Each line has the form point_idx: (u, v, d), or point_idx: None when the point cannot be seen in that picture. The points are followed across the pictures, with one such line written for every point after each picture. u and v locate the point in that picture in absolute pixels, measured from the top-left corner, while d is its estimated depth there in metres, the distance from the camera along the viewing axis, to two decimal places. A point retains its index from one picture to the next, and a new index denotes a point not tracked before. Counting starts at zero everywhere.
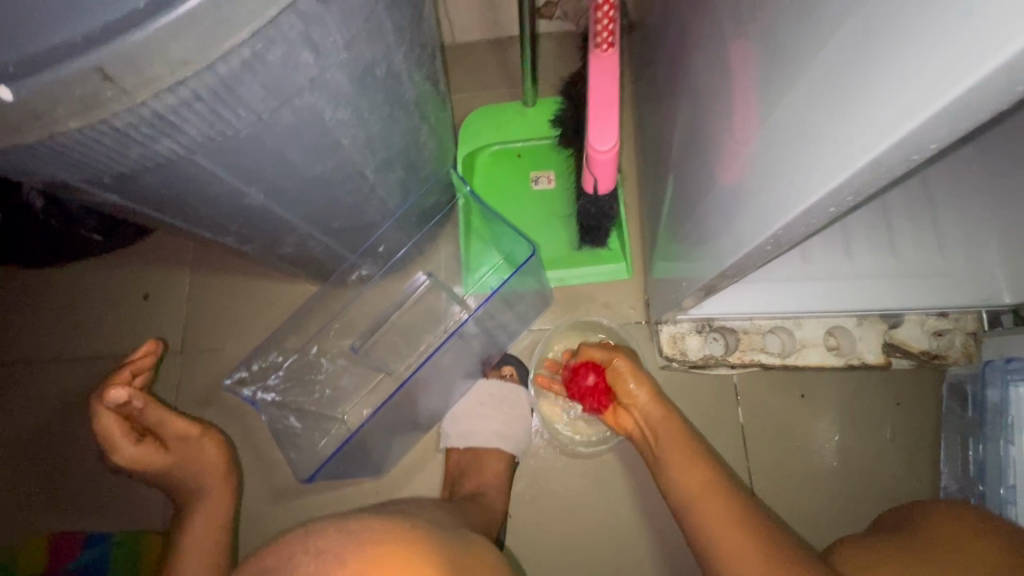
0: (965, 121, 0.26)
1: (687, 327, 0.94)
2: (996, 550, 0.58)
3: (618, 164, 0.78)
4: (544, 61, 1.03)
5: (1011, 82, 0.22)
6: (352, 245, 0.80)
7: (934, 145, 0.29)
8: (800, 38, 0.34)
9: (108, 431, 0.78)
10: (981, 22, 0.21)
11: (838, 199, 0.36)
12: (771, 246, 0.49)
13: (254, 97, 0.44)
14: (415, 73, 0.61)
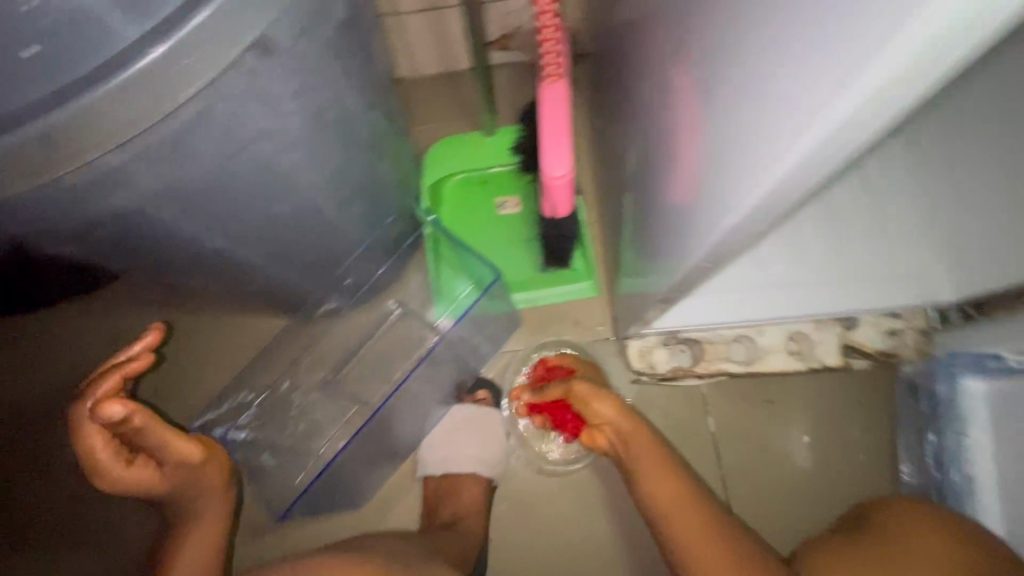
0: (859, 133, 0.29)
1: (654, 341, 0.97)
2: (942, 546, 0.61)
3: (574, 187, 0.81)
4: (502, 90, 1.06)
5: (916, 68, 0.24)
6: (319, 280, 0.82)
7: (838, 156, 0.32)
8: (726, 55, 0.36)
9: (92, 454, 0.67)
10: (883, 11, 0.23)
11: (768, 203, 0.37)
12: (710, 262, 0.52)
13: (208, 146, 0.46)
14: (370, 112, 0.64)
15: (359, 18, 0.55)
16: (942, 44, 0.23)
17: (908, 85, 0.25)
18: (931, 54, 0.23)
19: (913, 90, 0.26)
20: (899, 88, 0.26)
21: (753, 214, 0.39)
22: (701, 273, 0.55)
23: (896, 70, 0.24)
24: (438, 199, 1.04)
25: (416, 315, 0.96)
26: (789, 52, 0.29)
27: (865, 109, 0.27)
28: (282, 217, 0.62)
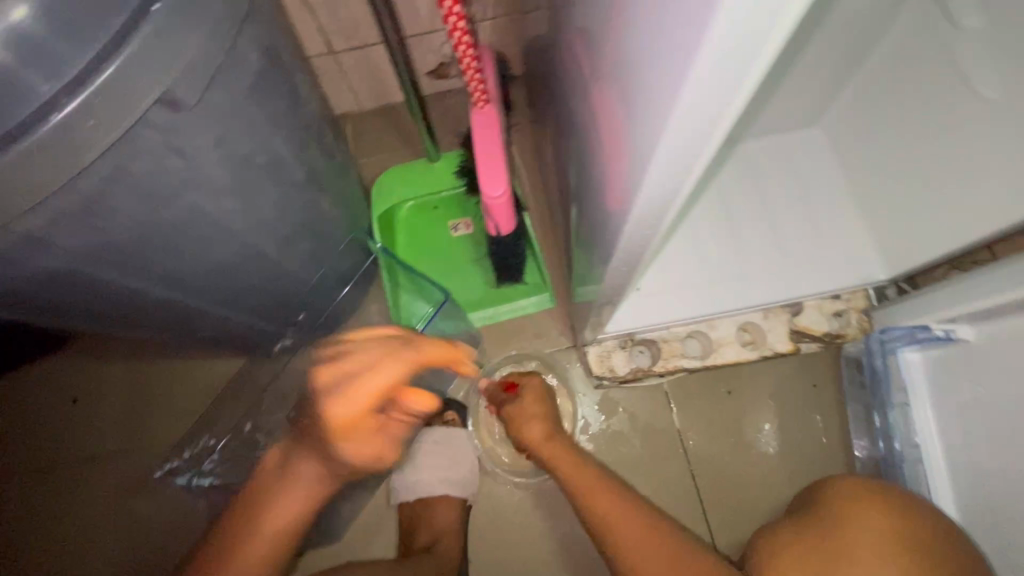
0: (708, 140, 0.30)
1: (612, 345, 0.98)
2: (887, 531, 0.66)
3: (514, 206, 0.84)
4: (444, 117, 1.09)
5: (730, 76, 0.25)
6: (272, 318, 0.82)
7: (700, 163, 0.33)
8: (621, 58, 0.38)
9: (347, 396, 0.68)
10: (688, 22, 0.24)
11: (657, 203, 0.38)
12: (628, 268, 0.54)
13: (127, 202, 0.48)
14: (304, 152, 0.66)
15: (280, 66, 0.57)
16: (745, 59, 0.24)
17: (730, 95, 0.27)
18: (738, 68, 0.25)
19: (738, 99, 0.27)
20: (724, 99, 0.27)
21: (648, 219, 0.41)
22: (626, 277, 0.57)
23: (713, 83, 0.26)
24: (387, 226, 1.04)
25: None
26: (650, 65, 0.31)
27: (701, 119, 0.28)
28: (222, 262, 0.63)
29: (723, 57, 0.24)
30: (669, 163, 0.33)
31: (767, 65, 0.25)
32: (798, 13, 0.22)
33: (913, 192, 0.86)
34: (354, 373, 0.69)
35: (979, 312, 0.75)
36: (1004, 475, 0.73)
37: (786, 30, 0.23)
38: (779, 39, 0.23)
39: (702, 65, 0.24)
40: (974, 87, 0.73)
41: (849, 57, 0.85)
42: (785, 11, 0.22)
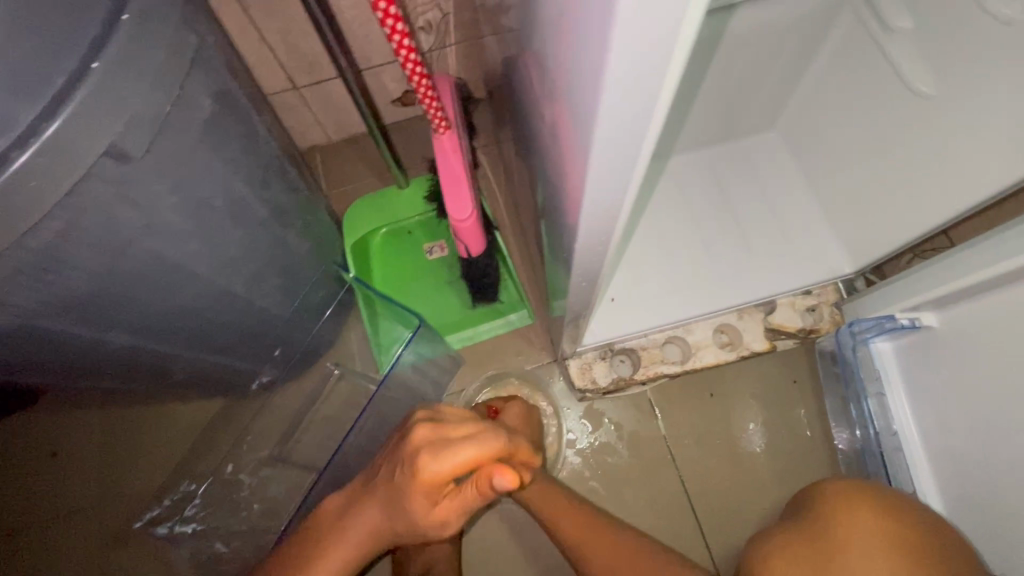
0: (633, 163, 0.31)
1: (592, 356, 0.98)
2: (872, 525, 0.67)
3: (482, 227, 0.85)
4: (411, 144, 1.11)
5: (641, 98, 0.25)
6: (247, 357, 0.82)
7: (631, 184, 0.34)
8: (558, 79, 0.38)
9: (444, 462, 0.55)
10: (595, 48, 0.25)
11: (602, 218, 0.38)
12: (588, 283, 0.55)
13: (81, 254, 0.48)
14: (265, 192, 0.67)
15: (236, 111, 0.58)
16: (648, 90, 0.25)
17: (642, 123, 0.27)
18: (641, 97, 0.25)
19: (652, 126, 0.28)
20: (636, 126, 0.28)
21: (595, 237, 0.42)
22: (589, 292, 0.58)
23: (622, 113, 0.26)
24: (359, 252, 1.04)
25: (354, 372, 0.96)
26: (578, 90, 0.31)
27: (621, 145, 0.29)
28: (189, 305, 0.63)
29: (624, 90, 0.25)
30: (604, 181, 0.33)
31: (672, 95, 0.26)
32: (692, 35, 0.22)
33: (868, 187, 0.88)
34: (454, 440, 0.57)
35: (941, 299, 0.76)
36: (978, 458, 0.75)
37: (681, 62, 0.24)
38: (675, 72, 0.24)
39: (610, 91, 0.25)
40: (908, 85, 0.76)
41: (793, 66, 0.88)
42: (674, 47, 0.23)
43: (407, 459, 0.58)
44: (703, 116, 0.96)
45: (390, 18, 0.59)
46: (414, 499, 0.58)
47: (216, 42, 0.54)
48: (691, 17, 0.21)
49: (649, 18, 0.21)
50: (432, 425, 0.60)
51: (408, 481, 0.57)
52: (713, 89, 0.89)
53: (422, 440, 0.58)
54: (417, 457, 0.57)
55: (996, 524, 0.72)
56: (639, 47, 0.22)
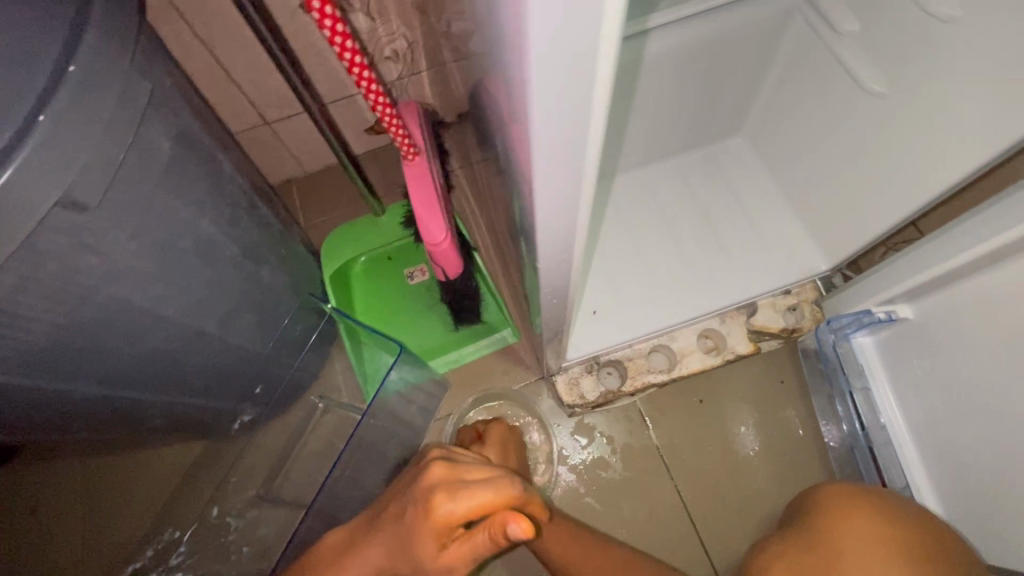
0: (581, 174, 0.31)
1: (579, 370, 0.98)
2: (869, 527, 0.67)
3: (459, 249, 0.86)
4: (385, 171, 1.12)
5: (571, 117, 0.26)
6: (226, 397, 0.80)
7: (584, 195, 0.34)
8: (502, 101, 0.38)
9: (459, 503, 0.53)
10: (517, 67, 0.25)
11: (557, 233, 0.38)
12: (558, 300, 0.55)
13: (39, 305, 0.48)
14: (234, 229, 0.67)
15: (199, 151, 0.58)
16: (580, 104, 0.25)
17: (583, 135, 0.27)
18: (575, 111, 0.25)
19: (592, 137, 0.28)
20: (577, 139, 0.27)
21: (558, 252, 0.42)
22: (561, 307, 0.58)
23: (559, 129, 0.26)
24: (340, 282, 1.03)
25: (339, 403, 0.94)
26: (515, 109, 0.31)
27: (565, 158, 0.29)
28: (160, 349, 0.62)
29: (554, 107, 0.25)
30: (551, 198, 0.33)
31: (606, 104, 0.26)
32: (610, 54, 0.22)
33: (834, 185, 0.90)
34: (470, 482, 0.55)
35: (914, 290, 0.77)
36: (964, 445, 0.75)
37: (608, 74, 0.24)
38: (605, 82, 0.24)
39: (537, 112, 0.25)
40: (860, 83, 0.78)
41: (749, 74, 0.90)
42: (598, 58, 0.22)
43: (420, 498, 0.56)
44: (666, 127, 0.97)
45: (346, 51, 0.60)
46: (422, 542, 0.54)
47: (175, 85, 0.55)
48: (609, 28, 0.21)
49: (563, 36, 0.21)
50: (447, 465, 0.58)
51: (419, 521, 0.54)
52: (672, 102, 0.91)
53: (437, 478, 0.57)
54: (432, 495, 0.55)
55: (992, 510, 0.72)
56: (563, 62, 0.22)
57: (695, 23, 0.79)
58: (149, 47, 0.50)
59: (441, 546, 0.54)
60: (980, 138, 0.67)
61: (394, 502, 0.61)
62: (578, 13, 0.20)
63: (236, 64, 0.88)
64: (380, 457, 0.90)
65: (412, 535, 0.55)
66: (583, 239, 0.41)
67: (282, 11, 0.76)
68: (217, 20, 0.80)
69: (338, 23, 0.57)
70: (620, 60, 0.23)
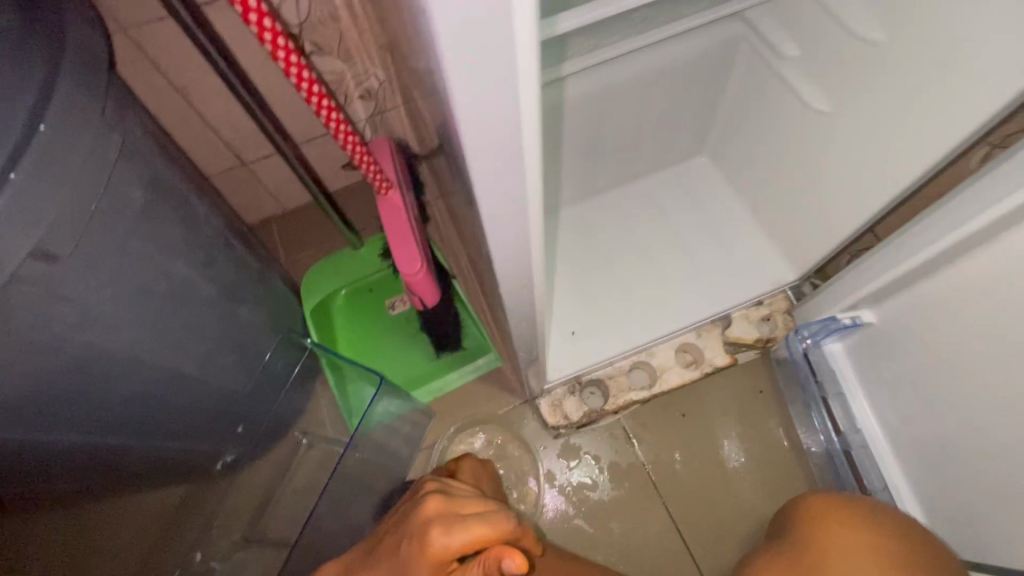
0: (525, 199, 0.34)
1: (561, 392, 0.99)
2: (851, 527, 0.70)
3: (435, 278, 0.88)
4: (362, 205, 1.14)
5: (501, 151, 0.28)
6: (207, 439, 0.80)
7: (531, 218, 0.36)
8: (452, 139, 0.41)
9: (455, 535, 0.49)
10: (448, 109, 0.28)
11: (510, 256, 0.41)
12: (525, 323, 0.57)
13: (11, 356, 0.48)
14: (210, 270, 0.68)
15: (172, 196, 0.60)
16: (512, 137, 0.28)
17: (518, 163, 0.30)
18: (508, 143, 0.28)
19: (528, 166, 0.30)
20: (514, 167, 0.30)
21: (517, 271, 0.45)
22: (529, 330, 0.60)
23: (496, 159, 0.29)
24: (322, 316, 1.04)
25: (323, 438, 0.95)
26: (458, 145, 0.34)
27: (506, 185, 0.32)
28: (137, 393, 0.63)
29: (487, 140, 0.27)
30: (498, 224, 0.36)
31: (538, 137, 0.28)
32: (529, 97, 0.25)
33: (793, 198, 0.94)
34: (467, 515, 0.52)
35: (876, 293, 0.80)
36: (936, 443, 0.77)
37: (533, 112, 0.27)
38: (532, 118, 0.27)
39: (470, 148, 0.28)
40: (806, 103, 0.83)
41: (704, 97, 0.95)
42: (519, 99, 0.25)
43: (414, 532, 0.52)
44: (630, 152, 1.01)
45: (314, 95, 0.63)
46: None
47: (147, 134, 0.57)
48: (525, 70, 0.24)
49: (481, 83, 0.24)
50: (443, 498, 0.55)
51: (413, 555, 0.50)
52: (633, 128, 0.95)
53: (433, 513, 0.53)
54: (427, 529, 0.51)
55: (967, 507, 0.74)
56: (487, 98, 0.25)
57: (634, 61, 0.83)
58: (121, 100, 0.52)
59: None
60: (917, 149, 0.71)
61: (387, 538, 0.56)
62: (494, 59, 0.23)
63: (210, 109, 0.91)
64: (366, 491, 0.89)
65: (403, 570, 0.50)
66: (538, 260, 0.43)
67: (252, 59, 0.79)
68: (190, 70, 0.83)
69: (304, 70, 0.60)
70: (541, 100, 0.26)
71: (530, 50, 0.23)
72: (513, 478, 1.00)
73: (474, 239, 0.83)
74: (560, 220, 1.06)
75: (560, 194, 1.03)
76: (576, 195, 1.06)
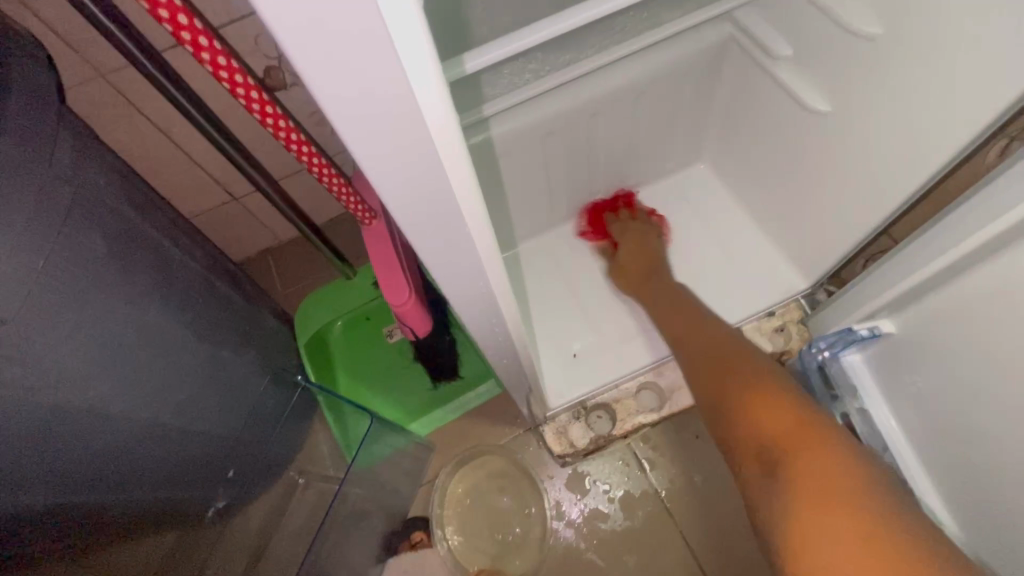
0: (460, 211, 0.31)
1: (566, 417, 0.94)
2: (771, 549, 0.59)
3: (423, 306, 0.85)
4: (355, 234, 1.13)
5: (420, 175, 0.27)
6: (196, 487, 0.76)
7: (478, 238, 0.34)
8: None
9: None
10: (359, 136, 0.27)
11: (466, 287, 0.38)
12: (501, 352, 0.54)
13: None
14: (188, 314, 0.67)
15: (138, 243, 0.59)
16: (424, 142, 0.25)
17: (437, 165, 0.27)
18: (417, 141, 0.25)
19: (450, 165, 0.27)
20: (435, 170, 0.27)
21: (481, 306, 0.42)
22: (508, 357, 0.57)
23: (413, 161, 0.26)
24: (318, 349, 1.02)
25: (320, 477, 0.95)
26: None
27: (437, 198, 0.29)
28: (116, 448, 0.60)
29: (397, 148, 0.25)
30: (441, 254, 0.34)
31: (452, 120, 0.25)
32: (438, 114, 0.24)
33: (796, 202, 0.89)
34: None
35: (897, 300, 0.75)
36: (956, 461, 0.72)
37: (444, 107, 0.25)
38: (439, 102, 0.24)
39: (384, 175, 0.26)
40: (806, 106, 0.78)
41: (698, 103, 0.91)
42: (426, 116, 0.24)
43: None
44: (623, 166, 0.97)
45: (281, 130, 0.61)
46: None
47: (110, 181, 0.56)
48: (408, 46, 0.21)
49: (383, 105, 0.23)
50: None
51: None
52: (625, 140, 0.92)
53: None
54: None
55: (995, 536, 0.68)
56: (387, 122, 0.24)
57: (616, 71, 0.80)
58: (78, 147, 0.52)
59: None
60: (926, 146, 0.67)
61: None
62: (385, 72, 0.21)
63: (195, 148, 0.90)
64: (361, 526, 0.89)
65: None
66: (496, 288, 0.40)
67: (229, 99, 0.79)
68: (171, 110, 0.82)
69: (267, 105, 0.57)
70: (454, 110, 0.25)
71: (420, 36, 0.21)
72: (520, 505, 0.96)
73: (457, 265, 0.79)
74: (555, 238, 1.03)
75: (558, 210, 1.00)
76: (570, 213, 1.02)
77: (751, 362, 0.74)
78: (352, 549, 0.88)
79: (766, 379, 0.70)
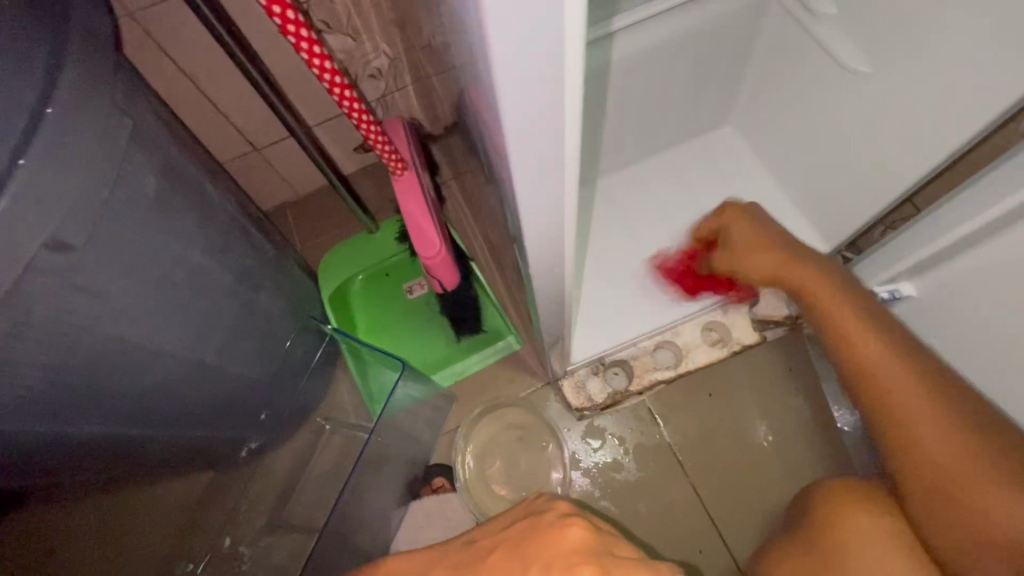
0: (564, 155, 0.31)
1: (585, 373, 0.98)
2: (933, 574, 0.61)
3: (452, 260, 0.87)
4: (378, 188, 1.13)
5: (540, 115, 0.28)
6: (232, 426, 0.79)
7: (569, 179, 0.33)
8: (483, 125, 0.39)
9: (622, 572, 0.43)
10: (480, 65, 0.27)
11: (542, 229, 0.39)
12: (548, 295, 0.55)
13: (18, 355, 0.47)
14: (230, 256, 0.68)
15: (186, 182, 0.59)
16: (552, 82, 0.26)
17: (557, 99, 0.27)
18: (549, 61, 0.24)
19: (570, 95, 0.27)
20: (554, 97, 0.27)
21: (544, 250, 0.43)
22: (552, 302, 0.59)
23: (538, 87, 0.26)
24: (342, 303, 1.04)
25: (345, 424, 0.96)
26: (488, 110, 0.33)
27: (539, 133, 0.29)
28: (154, 384, 0.62)
29: (526, 87, 0.25)
30: (533, 197, 0.35)
31: (580, 55, 0.25)
32: (576, 56, 0.25)
33: (824, 165, 0.90)
34: (618, 554, 0.46)
35: (920, 265, 0.76)
36: None
37: (579, 55, 0.25)
38: (577, 41, 0.24)
39: (507, 112, 0.27)
40: (844, 65, 0.79)
41: (733, 62, 0.90)
42: (564, 57, 0.24)
43: (564, 531, 0.48)
44: (652, 127, 0.98)
45: (327, 73, 0.60)
46: (537, 567, 0.46)
47: (159, 117, 0.56)
48: None
49: (527, 43, 0.23)
50: (589, 525, 0.49)
51: (542, 542, 0.48)
52: (659, 96, 0.91)
53: (577, 524, 0.48)
54: (571, 556, 0.45)
55: None
56: (525, 62, 0.24)
57: (652, 28, 0.80)
58: (133, 83, 0.52)
59: (547, 546, 0.47)
60: (970, 111, 0.67)
61: (535, 552, 0.47)
62: (537, 11, 0.22)
63: (221, 94, 0.89)
64: (388, 470, 0.93)
65: (521, 560, 0.48)
66: (569, 232, 0.41)
67: (264, 41, 0.77)
68: (202, 52, 0.81)
69: (315, 45, 0.57)
70: (586, 58, 0.25)
71: None
72: (536, 456, 1.00)
73: (484, 217, 0.78)
74: (583, 194, 1.03)
75: (585, 171, 1.00)
76: (594, 173, 1.02)
77: (950, 417, 0.62)
78: (380, 490, 0.92)
79: (946, 438, 0.61)
